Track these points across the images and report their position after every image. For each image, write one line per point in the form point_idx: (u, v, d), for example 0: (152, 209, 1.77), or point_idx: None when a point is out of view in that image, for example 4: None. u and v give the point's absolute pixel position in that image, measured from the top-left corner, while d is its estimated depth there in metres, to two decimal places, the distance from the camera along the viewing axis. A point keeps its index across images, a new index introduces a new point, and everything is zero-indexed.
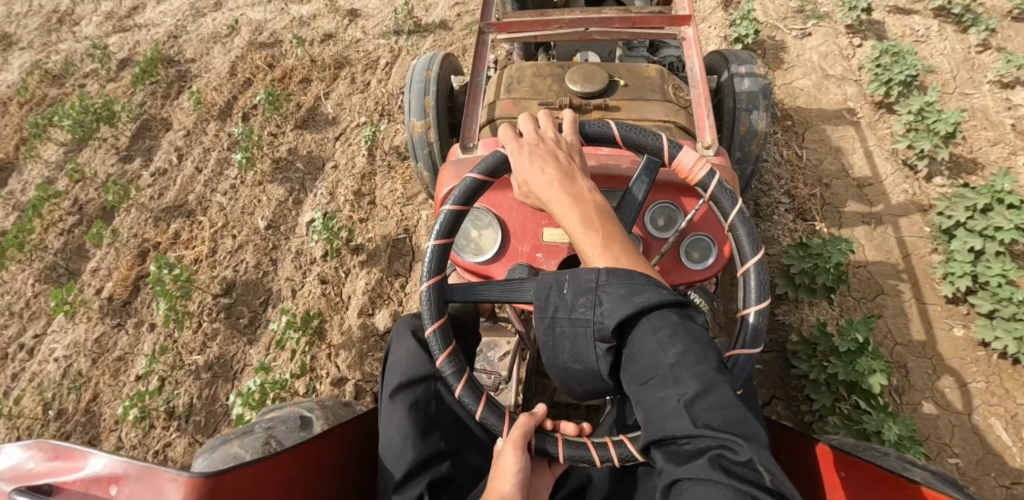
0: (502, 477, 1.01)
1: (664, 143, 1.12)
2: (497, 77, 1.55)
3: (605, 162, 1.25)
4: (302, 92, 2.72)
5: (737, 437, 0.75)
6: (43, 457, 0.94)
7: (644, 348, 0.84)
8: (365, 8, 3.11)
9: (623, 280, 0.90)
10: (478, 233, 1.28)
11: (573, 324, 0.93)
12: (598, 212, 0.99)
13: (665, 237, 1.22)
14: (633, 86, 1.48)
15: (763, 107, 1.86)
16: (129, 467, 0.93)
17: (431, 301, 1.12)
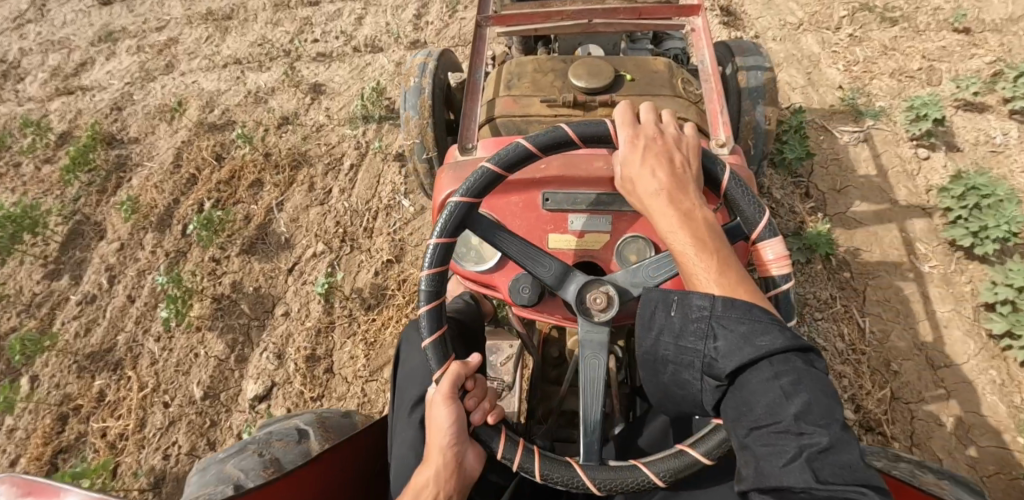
0: (432, 430, 1.01)
1: (761, 208, 1.03)
2: (495, 74, 1.48)
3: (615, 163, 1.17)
4: (252, 203, 2.26)
5: (860, 492, 0.79)
6: (16, 493, 0.87)
7: (765, 393, 0.86)
8: (332, 80, 2.60)
9: (741, 314, 0.91)
10: (479, 240, 1.21)
11: (682, 355, 0.94)
12: (708, 231, 0.98)
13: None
14: (642, 80, 1.40)
15: (767, 98, 1.79)
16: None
17: (431, 282, 1.04)
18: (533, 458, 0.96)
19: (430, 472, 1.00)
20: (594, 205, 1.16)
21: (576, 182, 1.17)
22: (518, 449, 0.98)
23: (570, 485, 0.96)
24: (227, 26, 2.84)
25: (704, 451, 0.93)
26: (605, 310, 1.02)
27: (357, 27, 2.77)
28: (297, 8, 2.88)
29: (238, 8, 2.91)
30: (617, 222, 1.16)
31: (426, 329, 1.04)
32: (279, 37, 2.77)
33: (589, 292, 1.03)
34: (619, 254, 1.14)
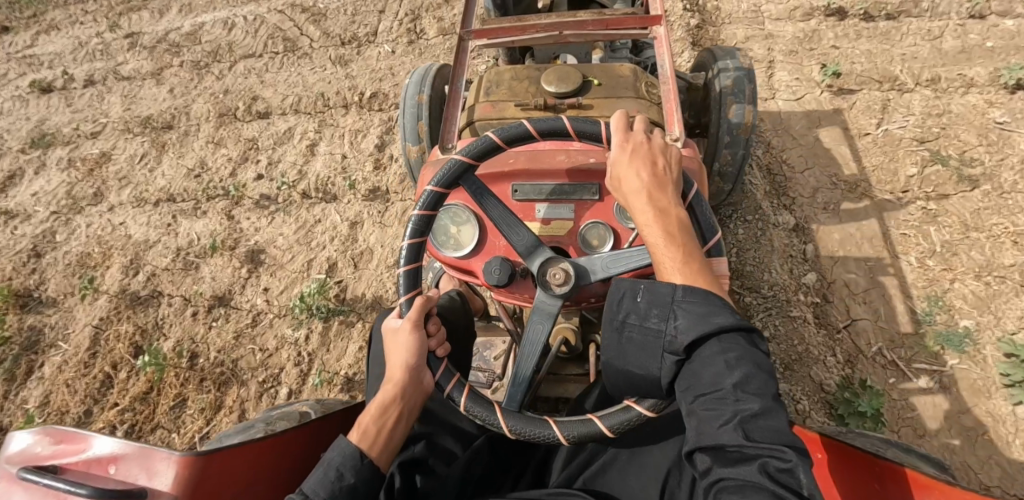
0: (396, 351, 1.10)
1: (716, 236, 1.13)
2: (478, 82, 1.63)
3: (577, 158, 1.32)
4: (173, 430, 1.96)
5: (786, 449, 0.82)
6: (49, 442, 1.01)
7: (711, 365, 0.91)
8: (273, 242, 2.35)
9: (701, 298, 0.96)
10: (457, 228, 1.34)
11: (643, 334, 0.98)
12: (680, 228, 1.05)
13: (630, 227, 1.28)
14: (607, 84, 1.53)
15: (747, 99, 1.90)
16: (128, 447, 1.00)
17: (417, 226, 1.18)
18: (459, 388, 1.09)
19: (391, 394, 1.09)
20: (559, 195, 1.30)
21: (542, 174, 1.31)
22: (452, 378, 1.10)
23: (485, 423, 1.08)
24: (169, 138, 2.74)
25: (609, 423, 1.03)
26: (563, 284, 1.15)
27: (309, 160, 2.55)
28: (242, 125, 2.73)
29: (177, 115, 2.82)
30: (580, 210, 1.30)
31: (404, 261, 1.17)
32: (219, 170, 2.59)
33: (549, 269, 1.16)
34: (582, 238, 1.28)
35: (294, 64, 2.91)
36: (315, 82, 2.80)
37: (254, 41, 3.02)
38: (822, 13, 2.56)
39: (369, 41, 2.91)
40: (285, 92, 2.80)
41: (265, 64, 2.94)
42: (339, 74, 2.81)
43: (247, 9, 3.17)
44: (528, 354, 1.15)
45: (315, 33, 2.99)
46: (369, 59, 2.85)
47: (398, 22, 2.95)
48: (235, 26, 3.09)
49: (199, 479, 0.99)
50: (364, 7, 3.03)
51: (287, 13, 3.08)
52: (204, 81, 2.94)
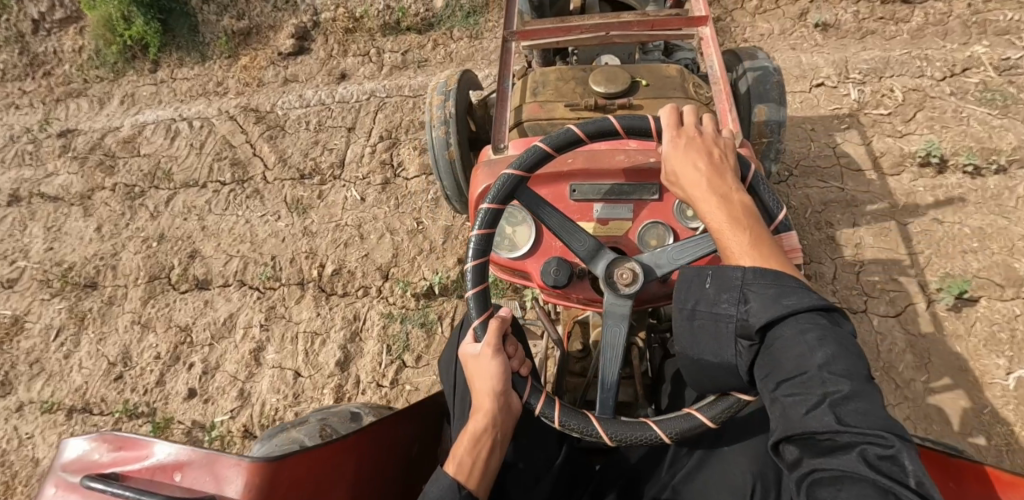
0: (482, 378, 1.06)
1: (782, 211, 1.12)
2: (523, 83, 1.62)
3: (635, 157, 1.30)
4: None
5: (884, 434, 0.79)
6: (106, 448, 0.97)
7: (791, 347, 0.88)
8: None
9: (771, 281, 0.94)
10: (512, 229, 1.32)
11: (714, 320, 0.96)
12: (746, 213, 1.04)
13: (691, 226, 1.27)
14: (655, 85, 1.52)
15: (776, 98, 1.89)
16: (192, 454, 0.96)
17: (480, 245, 1.15)
18: (551, 405, 1.05)
19: (483, 422, 1.04)
20: (616, 194, 1.28)
21: (599, 174, 1.29)
22: (541, 396, 1.06)
23: (584, 434, 1.04)
24: (87, 309, 2.24)
25: (710, 414, 1.00)
26: (632, 283, 1.13)
27: (253, 373, 2.03)
28: (175, 300, 2.22)
29: (104, 271, 2.33)
30: (639, 209, 1.28)
31: (471, 283, 1.14)
32: (144, 373, 2.09)
33: (617, 269, 1.14)
34: (640, 238, 1.26)
35: (241, 206, 2.42)
36: (266, 241, 2.30)
37: (200, 162, 2.56)
38: (913, 162, 2.21)
39: (336, 176, 2.45)
40: (225, 252, 2.31)
41: (210, 202, 2.44)
42: (297, 228, 2.32)
43: (196, 108, 2.76)
44: (613, 357, 1.12)
45: (270, 155, 2.53)
46: (332, 206, 2.37)
47: (371, 150, 2.50)
48: (179, 133, 2.65)
49: (268, 484, 0.96)
50: (331, 122, 2.60)
51: (239, 120, 2.65)
52: (136, 219, 2.45)
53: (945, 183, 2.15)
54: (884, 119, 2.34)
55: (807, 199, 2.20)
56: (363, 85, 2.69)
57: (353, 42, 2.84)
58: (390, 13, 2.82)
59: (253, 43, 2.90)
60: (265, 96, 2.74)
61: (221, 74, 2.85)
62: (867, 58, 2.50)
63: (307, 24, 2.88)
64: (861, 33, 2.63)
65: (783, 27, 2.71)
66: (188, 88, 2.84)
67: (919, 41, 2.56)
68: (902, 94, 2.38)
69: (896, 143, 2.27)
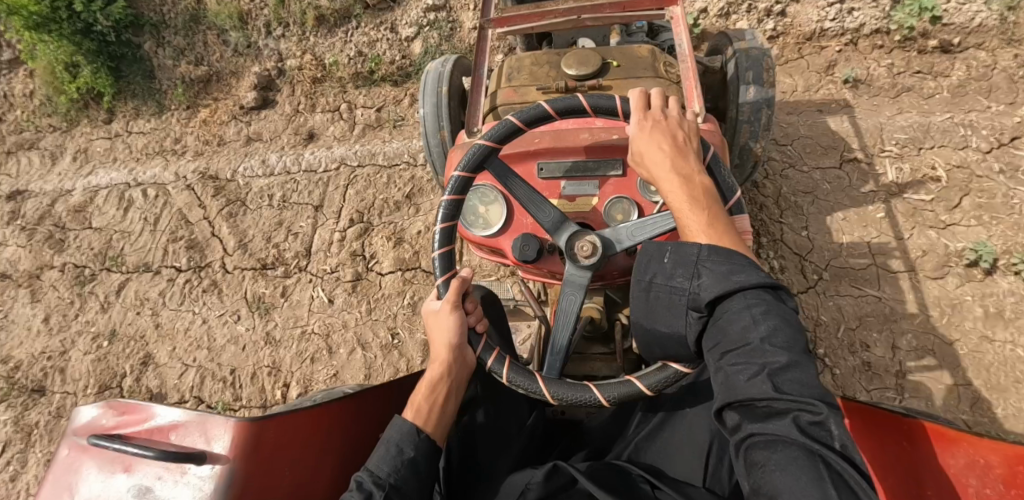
0: (439, 332, 1.15)
1: (737, 193, 1.17)
2: (500, 69, 1.68)
3: (600, 135, 1.36)
4: None
5: (816, 402, 0.82)
6: (112, 413, 1.07)
7: (737, 319, 0.91)
8: None
9: (724, 258, 0.96)
10: (485, 208, 1.38)
11: (668, 292, 0.99)
12: (705, 193, 1.09)
13: (654, 201, 1.32)
14: (627, 66, 1.57)
15: (762, 82, 1.82)
16: (186, 416, 1.07)
17: (448, 211, 1.23)
18: (501, 361, 1.14)
19: (438, 370, 1.14)
20: (581, 171, 1.35)
21: (565, 152, 1.36)
22: (494, 353, 1.15)
23: (528, 392, 1.12)
24: (33, 423, 1.94)
25: (648, 383, 1.07)
26: (592, 254, 1.19)
27: None
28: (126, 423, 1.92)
29: (53, 373, 2.04)
30: (604, 186, 1.34)
31: (437, 245, 1.23)
32: None
33: (578, 242, 1.20)
34: (607, 214, 1.32)
35: (197, 301, 2.12)
36: (225, 350, 2.00)
37: (153, 241, 2.26)
38: (959, 262, 1.84)
39: (301, 267, 2.13)
40: (180, 359, 2.01)
41: (165, 294, 2.15)
42: (257, 334, 2.01)
43: (151, 170, 2.45)
44: (564, 322, 1.21)
45: (229, 236, 2.22)
46: (297, 306, 2.06)
47: (340, 237, 2.17)
48: (132, 203, 2.37)
49: (255, 441, 1.06)
50: (296, 197, 2.28)
51: (197, 189, 2.35)
52: (86, 309, 2.16)
53: (999, 293, 1.78)
54: (925, 206, 1.95)
55: (840, 313, 1.83)
56: (332, 150, 2.37)
57: (322, 95, 2.52)
58: (362, 62, 2.52)
59: (213, 91, 2.60)
60: (224, 159, 2.43)
61: (179, 129, 2.55)
62: (904, 125, 2.09)
63: (272, 72, 2.57)
64: (897, 91, 2.22)
65: (805, 84, 2.32)
66: (144, 145, 2.55)
67: (961, 102, 2.14)
68: (945, 173, 1.99)
69: (940, 238, 1.89)
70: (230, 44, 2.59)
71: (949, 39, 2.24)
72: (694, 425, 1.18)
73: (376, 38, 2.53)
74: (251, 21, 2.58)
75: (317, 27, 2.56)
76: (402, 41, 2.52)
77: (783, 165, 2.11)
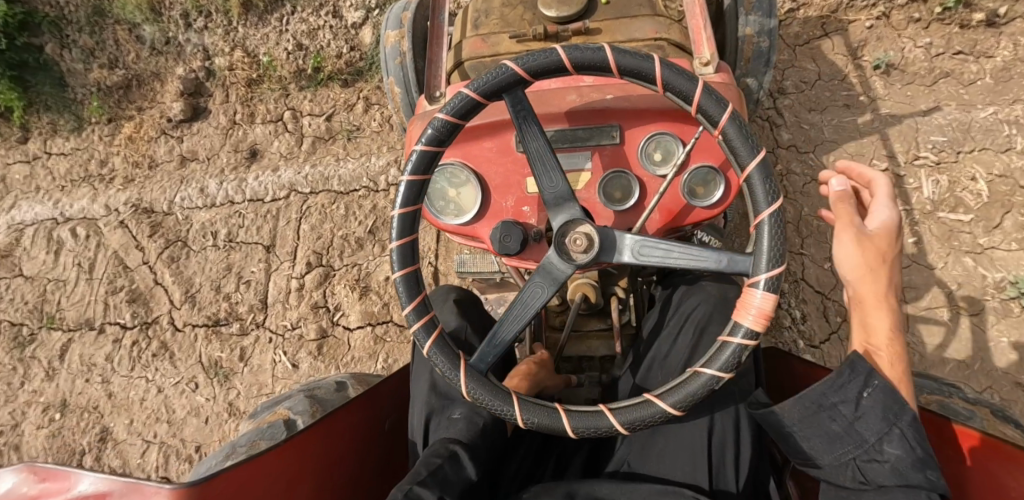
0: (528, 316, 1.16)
1: (778, 266, 0.86)
2: (464, 15, 1.50)
3: (589, 95, 1.09)
4: None
5: None
6: (34, 480, 0.87)
7: (879, 480, 0.80)
8: None
9: (912, 431, 0.80)
10: (455, 191, 1.10)
11: (839, 415, 0.82)
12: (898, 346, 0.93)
13: (665, 175, 1.05)
14: (617, 4, 1.38)
15: (766, 11, 1.52)
16: (113, 483, 0.87)
17: (407, 192, 0.99)
18: (426, 330, 0.96)
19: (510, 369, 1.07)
20: (568, 142, 1.08)
21: (547, 118, 1.09)
22: (423, 316, 0.97)
23: (442, 374, 0.95)
24: None
25: (574, 424, 0.88)
26: (587, 251, 0.92)
27: None
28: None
29: (10, 451, 1.86)
30: (597, 157, 1.07)
31: (396, 234, 1.00)
32: None
33: (568, 235, 0.93)
34: (603, 191, 1.05)
35: (148, 366, 1.88)
36: (186, 423, 1.82)
37: (91, 293, 1.97)
38: (996, 295, 1.60)
39: (257, 323, 1.89)
40: (140, 435, 1.83)
41: (112, 359, 1.90)
42: (219, 405, 1.82)
43: (77, 203, 2.08)
44: (517, 316, 0.96)
45: (174, 286, 1.95)
46: (258, 371, 1.85)
47: (298, 285, 1.91)
48: (63, 245, 2.04)
49: None
50: (243, 235, 1.99)
51: (131, 227, 2.02)
52: (31, 377, 1.92)
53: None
54: (961, 228, 1.66)
55: None
56: (279, 173, 2.03)
57: (260, 101, 2.13)
58: (303, 56, 2.11)
59: (137, 99, 2.17)
60: (158, 187, 2.06)
61: (103, 149, 2.15)
62: (942, 123, 1.73)
63: (199, 73, 2.15)
64: (934, 77, 1.79)
65: (830, 72, 1.86)
66: (67, 170, 2.14)
67: (1004, 89, 1.74)
68: (986, 185, 1.68)
69: (976, 267, 1.63)
70: (146, 41, 2.14)
71: (995, 9, 1.78)
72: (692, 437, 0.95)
73: (317, 26, 2.10)
74: (165, 12, 2.12)
75: (244, 16, 2.11)
76: (349, 29, 2.09)
77: (804, 109, 1.84)
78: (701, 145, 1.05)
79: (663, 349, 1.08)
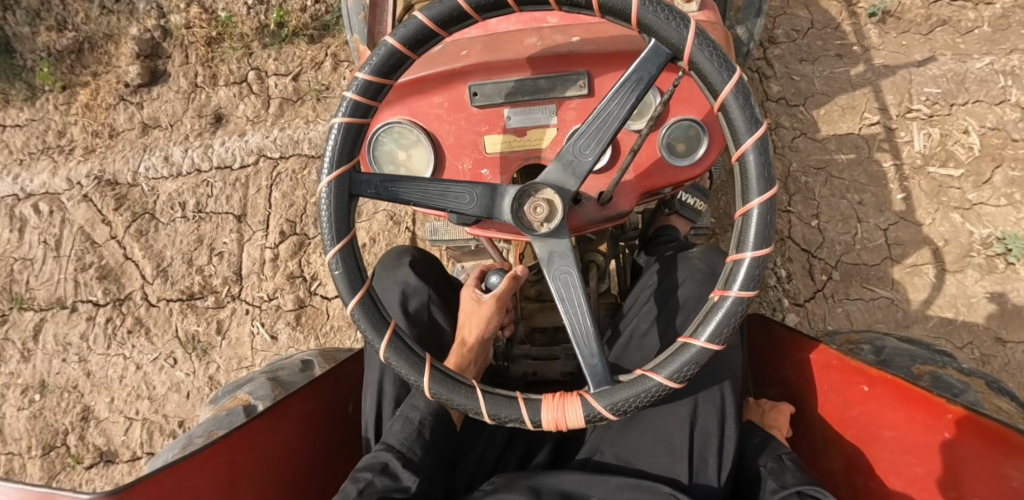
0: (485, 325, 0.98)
1: (614, 415, 0.77)
2: None
3: (552, 37, 0.92)
4: None
5: None
6: None
7: None
8: None
9: None
10: (405, 153, 0.95)
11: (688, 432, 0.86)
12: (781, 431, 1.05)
13: (636, 129, 0.93)
14: None
15: None
16: (28, 495, 0.81)
17: (336, 154, 0.84)
18: (354, 103, 0.84)
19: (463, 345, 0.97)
20: (528, 93, 0.92)
21: (503, 66, 0.92)
22: (360, 97, 0.84)
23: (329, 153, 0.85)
24: None
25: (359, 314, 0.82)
26: (549, 221, 0.80)
27: None
28: (82, 483, 1.78)
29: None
30: (562, 111, 0.93)
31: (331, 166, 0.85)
32: None
33: (526, 201, 0.80)
34: None
35: (125, 343, 1.86)
36: (168, 399, 1.81)
37: (60, 271, 1.92)
38: (981, 251, 1.57)
39: (233, 296, 1.85)
40: (123, 412, 1.83)
41: (87, 337, 1.88)
42: (200, 380, 1.82)
43: (38, 177, 2.01)
44: (428, 191, 0.83)
45: (145, 261, 1.89)
46: (237, 344, 1.83)
47: (272, 255, 1.86)
48: (27, 223, 1.98)
49: None
50: (213, 205, 1.92)
51: (95, 201, 1.95)
52: (7, 357, 1.90)
53: (1017, 292, 1.54)
54: (950, 183, 1.61)
55: (848, 322, 1.59)
56: (246, 138, 1.94)
57: (222, 62, 2.00)
58: (264, 12, 1.96)
59: (90, 64, 2.04)
60: (119, 157, 1.98)
61: (60, 119, 2.04)
62: (936, 74, 1.65)
63: (154, 33, 2.01)
64: (930, 25, 1.70)
65: (823, 19, 1.75)
66: (25, 143, 2.05)
67: (1002, 38, 1.66)
68: (978, 138, 1.62)
69: (964, 223, 1.59)
70: None
71: None
72: (669, 425, 0.90)
73: None
74: None
75: None
76: None
77: (794, 59, 1.74)
78: (682, 95, 0.93)
79: (641, 326, 1.01)
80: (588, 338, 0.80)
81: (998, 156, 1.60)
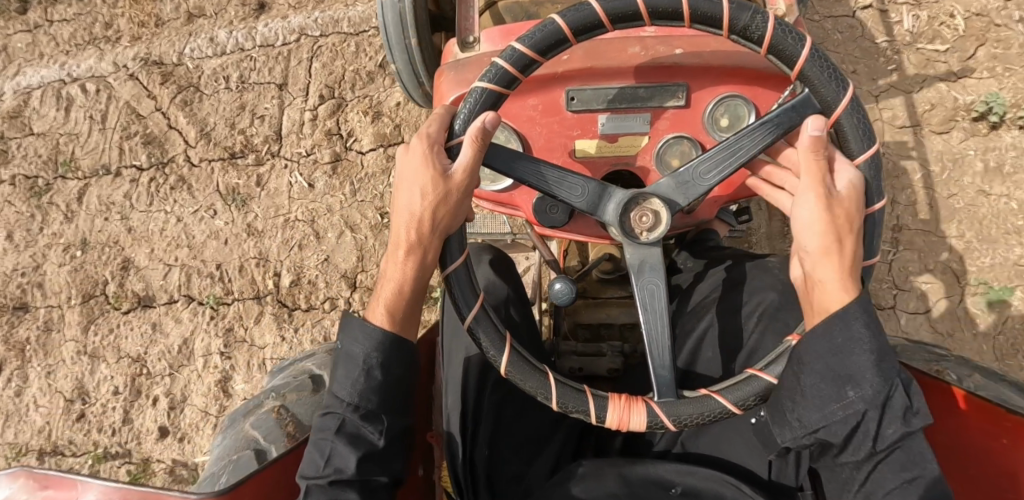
0: (404, 193, 0.86)
1: (676, 426, 0.84)
2: None
3: (655, 48, 0.93)
4: None
5: None
6: (34, 488, 0.88)
7: None
8: None
9: None
10: None
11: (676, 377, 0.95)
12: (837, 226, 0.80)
13: None
14: None
15: None
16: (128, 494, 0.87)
17: (470, 116, 0.84)
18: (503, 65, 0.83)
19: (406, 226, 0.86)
20: (627, 102, 0.93)
21: (610, 73, 0.93)
22: (508, 61, 0.83)
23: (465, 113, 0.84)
24: (25, 339, 1.87)
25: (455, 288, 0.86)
26: (651, 232, 0.84)
27: (225, 404, 1.77)
28: (120, 325, 1.86)
29: (33, 290, 1.91)
30: (657, 121, 0.95)
31: (463, 121, 0.85)
32: (106, 411, 1.80)
33: (633, 208, 0.84)
34: (659, 158, 0.96)
35: (167, 199, 1.91)
36: (207, 246, 1.87)
37: (105, 142, 1.96)
38: (966, 116, 1.71)
39: (273, 153, 1.89)
40: (162, 260, 1.88)
41: (131, 196, 1.93)
42: (239, 227, 1.87)
43: (85, 61, 2.02)
44: (543, 177, 0.86)
45: (188, 127, 1.93)
46: (276, 194, 1.87)
47: (311, 116, 1.90)
48: (73, 102, 2.00)
49: None
50: (256, 77, 1.94)
51: (142, 78, 1.97)
52: (50, 221, 1.95)
53: (999, 148, 1.68)
54: (937, 57, 1.76)
55: None
56: (289, 19, 1.96)
57: None
58: None
59: None
60: (166, 41, 1.99)
61: (107, 11, 2.03)
62: None
63: None
64: None
65: None
66: (71, 36, 2.04)
67: None
68: (963, 21, 1.77)
69: (950, 91, 1.73)
70: None
71: None
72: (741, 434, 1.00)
73: None
74: None
75: None
76: None
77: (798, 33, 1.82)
78: None
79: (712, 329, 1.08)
80: (663, 348, 0.87)
81: (979, 38, 1.76)
